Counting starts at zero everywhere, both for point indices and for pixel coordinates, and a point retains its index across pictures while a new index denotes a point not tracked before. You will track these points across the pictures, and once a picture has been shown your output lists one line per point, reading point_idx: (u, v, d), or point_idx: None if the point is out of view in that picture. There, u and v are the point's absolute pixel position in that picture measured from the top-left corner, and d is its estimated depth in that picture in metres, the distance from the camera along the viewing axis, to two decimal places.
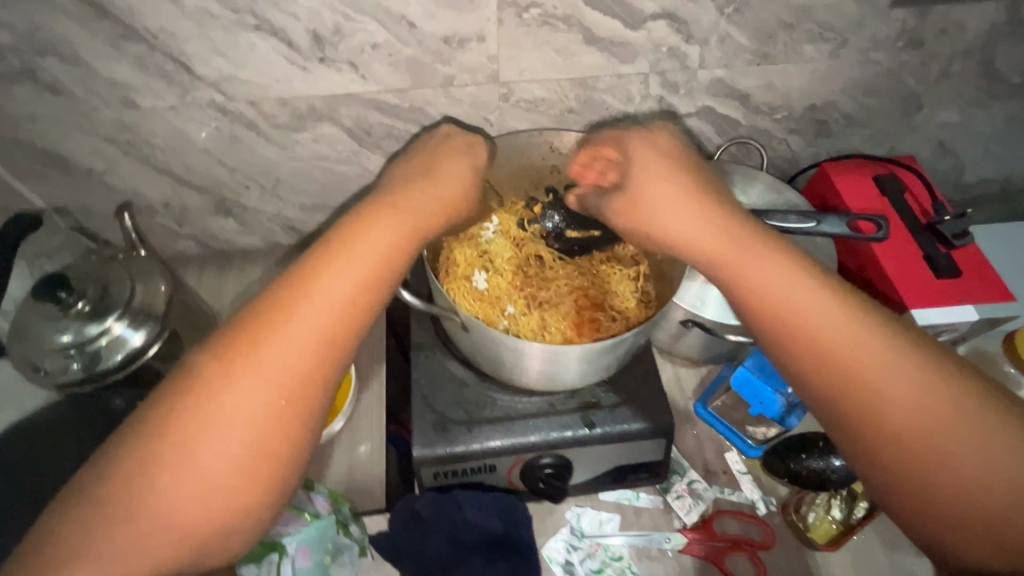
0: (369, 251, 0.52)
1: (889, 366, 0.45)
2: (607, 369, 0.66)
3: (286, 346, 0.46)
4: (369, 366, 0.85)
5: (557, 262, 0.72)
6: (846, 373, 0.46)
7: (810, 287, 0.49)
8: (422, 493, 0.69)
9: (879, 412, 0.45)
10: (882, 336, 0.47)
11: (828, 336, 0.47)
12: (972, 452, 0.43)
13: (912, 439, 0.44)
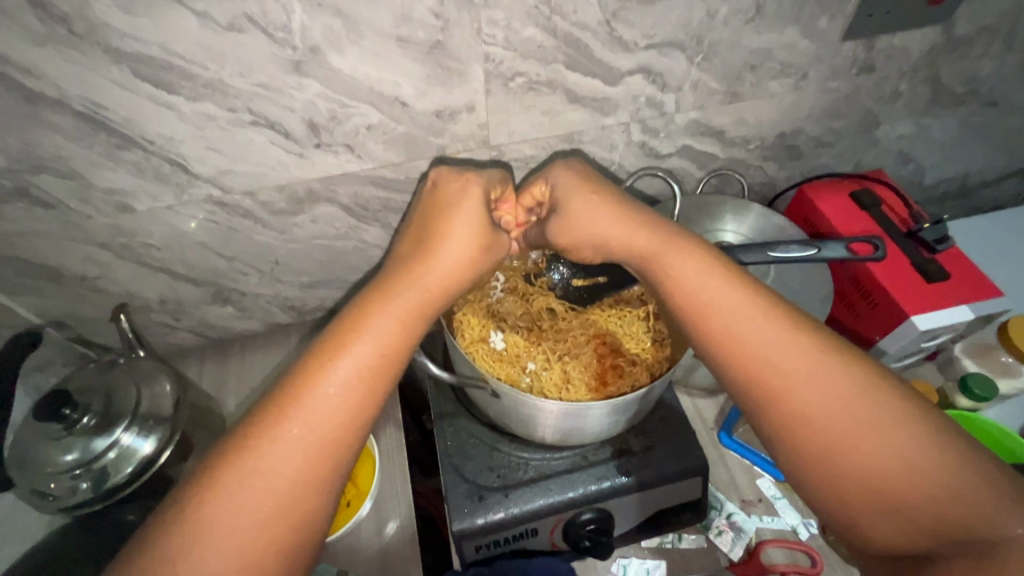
0: (365, 341, 0.50)
1: (870, 413, 0.45)
2: (635, 414, 0.66)
3: (282, 455, 0.44)
4: (387, 438, 0.83)
5: (569, 311, 0.72)
6: (834, 418, 0.45)
7: (777, 333, 0.49)
8: (464, 569, 0.65)
9: (855, 465, 0.44)
10: (858, 381, 0.46)
11: (796, 387, 0.47)
12: (948, 503, 0.42)
13: (897, 493, 0.43)
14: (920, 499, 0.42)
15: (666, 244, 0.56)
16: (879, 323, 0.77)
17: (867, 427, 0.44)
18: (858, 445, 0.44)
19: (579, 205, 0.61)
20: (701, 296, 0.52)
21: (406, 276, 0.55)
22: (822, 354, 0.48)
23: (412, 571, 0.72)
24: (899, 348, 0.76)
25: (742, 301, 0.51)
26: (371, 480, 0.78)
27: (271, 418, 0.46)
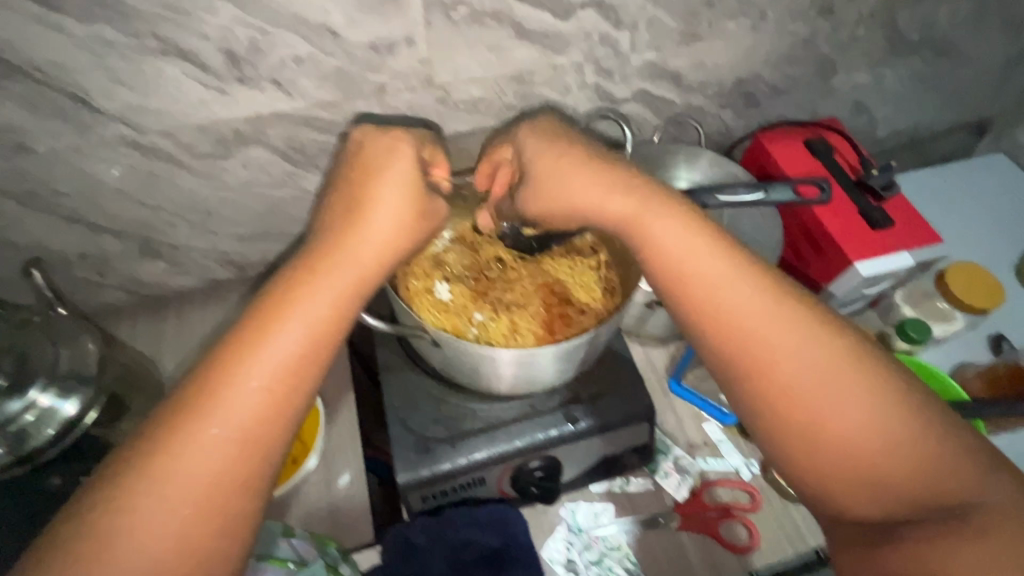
0: (314, 312, 0.47)
1: (844, 381, 0.44)
2: (582, 363, 0.66)
3: (225, 432, 0.42)
4: (336, 396, 0.81)
5: (518, 261, 0.70)
6: (804, 391, 0.44)
7: (751, 297, 0.48)
8: (412, 520, 0.65)
9: (828, 439, 0.43)
10: (826, 353, 0.45)
11: (768, 352, 0.46)
12: (913, 470, 0.42)
13: (868, 473, 0.42)
14: (891, 468, 0.42)
15: (627, 207, 0.52)
16: (825, 271, 0.79)
17: (833, 399, 0.44)
18: (830, 412, 0.43)
19: (567, 149, 0.55)
20: (672, 270, 0.50)
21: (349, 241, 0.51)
22: (797, 320, 0.46)
23: (362, 525, 0.71)
24: (842, 295, 0.78)
25: (705, 271, 0.49)
26: (315, 434, 0.75)
27: (212, 393, 0.43)
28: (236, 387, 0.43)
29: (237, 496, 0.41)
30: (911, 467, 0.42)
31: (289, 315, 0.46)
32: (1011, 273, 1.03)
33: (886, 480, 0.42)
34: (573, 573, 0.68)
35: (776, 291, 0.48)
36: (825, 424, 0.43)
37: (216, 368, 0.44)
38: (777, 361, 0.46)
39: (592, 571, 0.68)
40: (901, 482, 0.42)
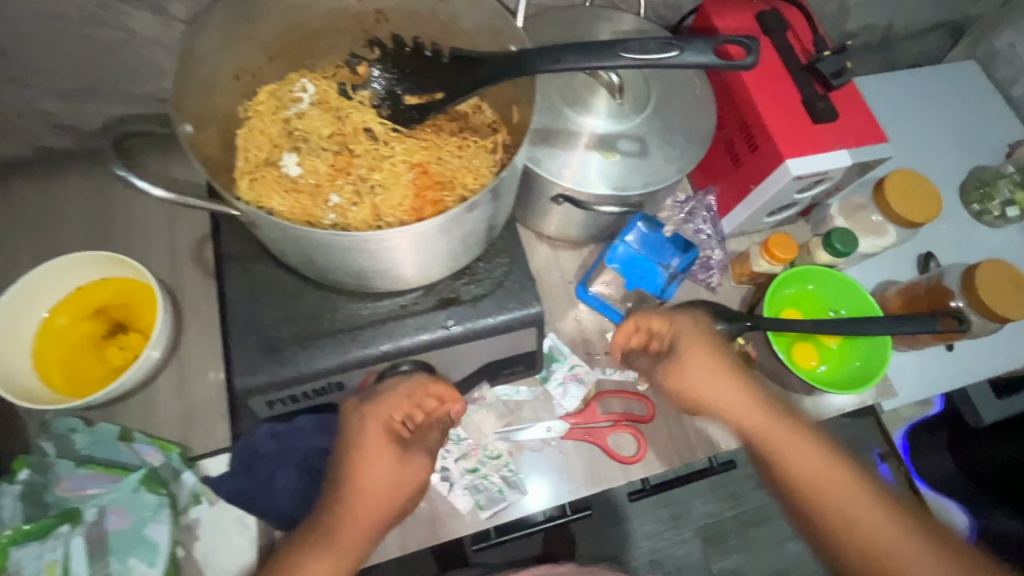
0: (383, 457, 0.53)
1: (831, 470, 0.55)
2: (459, 258, 0.54)
3: (329, 565, 0.49)
4: (195, 290, 0.71)
5: (392, 134, 0.57)
6: (845, 536, 0.53)
7: (738, 372, 0.61)
8: (259, 426, 0.58)
9: (830, 523, 0.54)
10: (834, 475, 0.55)
11: (773, 448, 0.57)
12: (881, 535, 0.52)
13: (843, 529, 0.53)
14: (838, 512, 0.54)
15: (728, 366, 0.61)
16: (757, 170, 0.69)
17: (860, 526, 0.53)
18: (795, 451, 0.56)
19: (699, 352, 0.62)
20: (764, 422, 0.59)
21: (378, 454, 0.53)
22: (774, 418, 0.59)
23: (216, 428, 0.64)
24: (772, 198, 0.70)
25: (792, 428, 0.58)
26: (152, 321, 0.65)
27: (342, 532, 0.51)
28: (376, 464, 0.53)
29: (330, 534, 0.51)
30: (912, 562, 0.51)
31: (377, 460, 0.52)
32: (955, 192, 0.98)
33: (850, 545, 0.53)
34: (446, 480, 0.64)
35: (819, 438, 0.57)
36: (841, 535, 0.53)
37: (335, 510, 0.51)
38: (813, 485, 0.55)
39: (466, 479, 0.64)
40: (855, 541, 0.53)
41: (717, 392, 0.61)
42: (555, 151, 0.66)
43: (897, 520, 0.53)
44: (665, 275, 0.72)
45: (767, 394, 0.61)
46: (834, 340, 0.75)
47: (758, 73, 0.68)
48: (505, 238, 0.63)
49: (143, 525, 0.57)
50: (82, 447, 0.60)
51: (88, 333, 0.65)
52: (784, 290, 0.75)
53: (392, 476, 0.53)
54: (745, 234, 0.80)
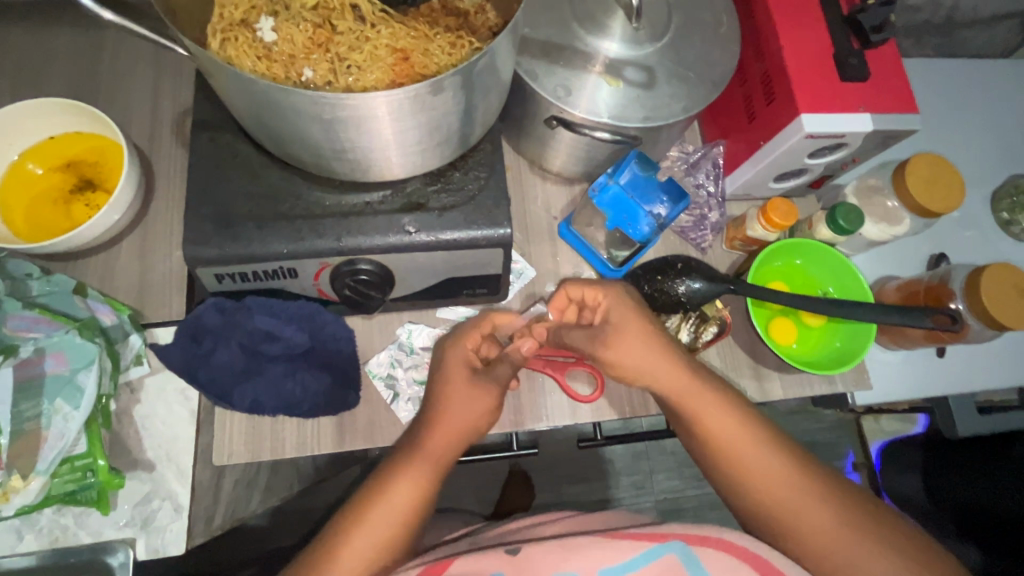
0: (487, 395, 0.57)
1: (743, 442, 0.53)
2: (428, 155, 0.52)
3: (411, 492, 0.53)
4: (170, 161, 0.69)
5: (379, 16, 0.53)
6: (730, 463, 0.53)
7: (667, 345, 0.57)
8: (207, 299, 0.57)
9: (725, 455, 0.53)
10: (723, 403, 0.55)
11: (694, 414, 0.55)
12: (775, 473, 0.52)
13: (736, 458, 0.53)
14: (746, 467, 0.52)
15: (621, 306, 0.57)
16: (769, 125, 0.65)
17: (745, 456, 0.53)
18: (714, 417, 0.54)
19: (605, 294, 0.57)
20: (640, 350, 0.56)
21: (466, 387, 0.57)
22: (695, 385, 0.55)
23: (171, 300, 0.64)
24: (779, 158, 0.65)
25: (671, 354, 0.56)
26: (117, 177, 0.64)
27: (399, 481, 0.53)
28: (482, 404, 0.57)
29: (404, 496, 0.52)
30: (793, 499, 0.51)
31: (479, 403, 0.57)
32: (986, 197, 0.91)
33: (746, 478, 0.52)
34: (392, 389, 0.63)
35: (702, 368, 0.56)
36: (732, 468, 0.53)
37: (395, 462, 0.55)
38: (701, 416, 0.54)
39: (412, 390, 0.64)
40: (752, 474, 0.52)
41: (610, 332, 0.57)
42: (556, 68, 0.61)
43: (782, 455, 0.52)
44: (652, 223, 0.69)
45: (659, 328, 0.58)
46: (815, 319, 0.71)
47: (790, 18, 0.63)
48: (486, 153, 0.60)
49: (75, 372, 0.54)
50: (37, 294, 0.58)
51: (55, 185, 0.64)
52: (770, 261, 0.71)
53: (468, 402, 0.56)
54: (747, 198, 0.76)
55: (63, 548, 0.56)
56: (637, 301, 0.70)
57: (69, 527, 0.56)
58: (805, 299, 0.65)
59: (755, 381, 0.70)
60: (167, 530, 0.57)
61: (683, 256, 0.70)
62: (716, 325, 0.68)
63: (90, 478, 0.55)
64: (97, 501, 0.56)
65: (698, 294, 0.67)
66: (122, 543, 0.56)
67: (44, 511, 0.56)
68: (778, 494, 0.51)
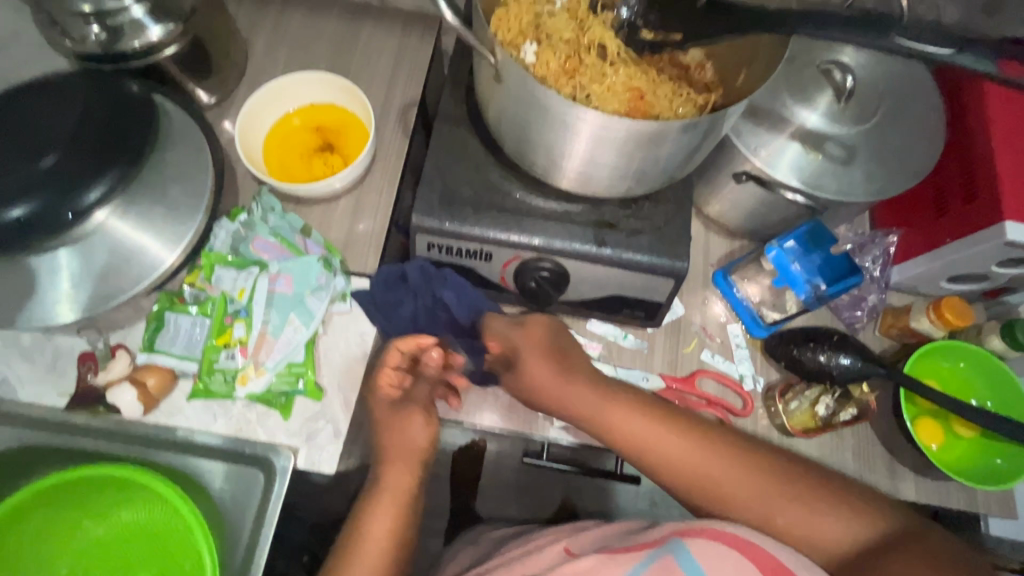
0: (416, 415, 0.66)
1: (769, 495, 0.53)
2: (640, 182, 0.58)
3: (388, 516, 0.60)
4: (390, 143, 0.81)
5: (621, 58, 0.62)
6: (728, 504, 0.54)
7: (563, 367, 0.61)
8: (413, 259, 0.65)
9: (717, 488, 0.54)
10: (678, 433, 0.56)
11: (716, 488, 0.54)
12: (752, 494, 0.53)
13: (722, 493, 0.54)
14: (724, 488, 0.54)
15: (564, 375, 0.60)
16: (964, 224, 0.64)
17: (726, 491, 0.54)
18: (675, 446, 0.56)
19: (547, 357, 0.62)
20: (594, 405, 0.59)
21: (387, 411, 0.66)
22: (658, 420, 0.57)
23: (369, 257, 0.74)
24: (967, 259, 0.65)
25: (619, 406, 0.58)
26: (356, 149, 0.76)
27: (375, 518, 0.60)
28: (414, 418, 0.66)
29: (393, 510, 0.61)
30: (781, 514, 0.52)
31: (405, 420, 0.65)
32: None
33: (744, 510, 0.53)
34: None
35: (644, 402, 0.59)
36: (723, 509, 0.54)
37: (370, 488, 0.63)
38: (668, 458, 0.56)
39: None
40: (740, 501, 0.54)
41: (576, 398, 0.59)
42: (760, 130, 0.66)
43: (751, 468, 0.54)
44: (812, 291, 0.70)
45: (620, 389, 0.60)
46: (967, 430, 0.68)
47: (1009, 126, 0.63)
48: (677, 192, 0.65)
49: (308, 296, 0.66)
50: (270, 225, 0.71)
51: (304, 142, 0.77)
52: (931, 357, 0.70)
53: (562, 397, 0.60)
54: (911, 291, 0.75)
55: (245, 438, 0.65)
56: (782, 362, 0.71)
57: (252, 423, 0.65)
58: (965, 405, 0.63)
59: (888, 474, 0.68)
60: (325, 450, 0.65)
61: (836, 330, 0.71)
62: (856, 408, 0.68)
63: (297, 384, 0.66)
64: (284, 406, 0.65)
65: (847, 370, 0.67)
66: (289, 450, 0.64)
67: (238, 401, 0.66)
68: (767, 510, 0.53)
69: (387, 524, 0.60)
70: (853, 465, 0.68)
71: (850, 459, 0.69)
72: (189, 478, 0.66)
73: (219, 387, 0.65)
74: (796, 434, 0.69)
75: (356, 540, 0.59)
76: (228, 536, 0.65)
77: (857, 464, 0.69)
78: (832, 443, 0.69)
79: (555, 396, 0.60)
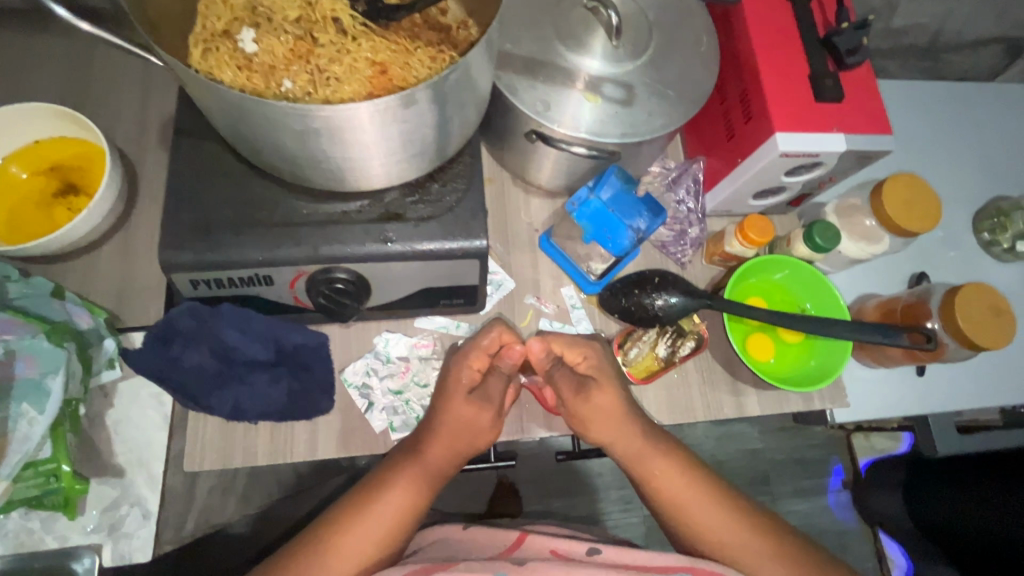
0: (486, 413, 0.59)
1: (695, 494, 0.59)
2: (405, 167, 0.52)
3: (396, 511, 0.56)
4: (154, 167, 0.70)
5: (359, 29, 0.55)
6: (673, 507, 0.59)
7: (624, 397, 0.61)
8: (181, 302, 0.57)
9: (665, 492, 0.60)
10: (640, 433, 0.61)
11: (647, 470, 0.60)
12: (695, 498, 0.59)
13: (671, 498, 0.59)
14: (671, 492, 0.59)
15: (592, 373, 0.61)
16: (747, 142, 0.65)
17: (673, 493, 0.59)
18: (663, 475, 0.60)
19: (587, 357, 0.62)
20: (597, 404, 0.60)
21: (464, 410, 0.58)
22: (645, 443, 0.60)
23: (149, 305, 0.64)
24: (757, 175, 0.66)
25: (586, 398, 0.60)
26: (101, 183, 0.64)
27: (390, 496, 0.57)
28: (482, 419, 0.59)
29: (401, 517, 0.56)
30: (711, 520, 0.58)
31: (475, 416, 0.58)
32: (967, 217, 0.92)
33: (686, 513, 0.59)
34: (367, 398, 0.63)
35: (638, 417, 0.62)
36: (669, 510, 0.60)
37: (392, 472, 0.58)
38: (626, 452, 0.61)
39: (387, 399, 0.63)
40: (681, 506, 0.59)
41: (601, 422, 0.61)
42: (536, 83, 0.62)
43: (693, 478, 0.60)
44: (632, 237, 0.69)
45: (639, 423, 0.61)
46: (792, 335, 0.72)
47: (767, 38, 0.64)
48: (466, 165, 0.60)
49: (45, 376, 0.54)
50: (14, 296, 0.58)
51: (36, 190, 0.64)
52: (749, 277, 0.72)
53: (591, 411, 0.60)
54: (728, 215, 0.76)
55: (27, 553, 0.55)
56: (617, 314, 0.70)
57: (35, 532, 0.55)
58: (780, 316, 0.66)
59: (733, 396, 0.70)
60: (136, 537, 0.57)
61: (660, 270, 0.71)
62: (693, 338, 0.69)
63: (53, 483, 0.54)
64: (65, 506, 0.55)
65: (674, 309, 0.67)
66: (88, 550, 0.55)
67: (11, 514, 0.55)
68: (703, 519, 0.58)
69: (385, 526, 0.56)
70: (700, 397, 0.70)
71: (696, 391, 0.70)
72: None
73: None
74: (640, 383, 0.69)
75: (352, 531, 0.55)
76: None
77: (704, 393, 0.70)
78: (678, 380, 0.70)
79: (580, 408, 0.60)
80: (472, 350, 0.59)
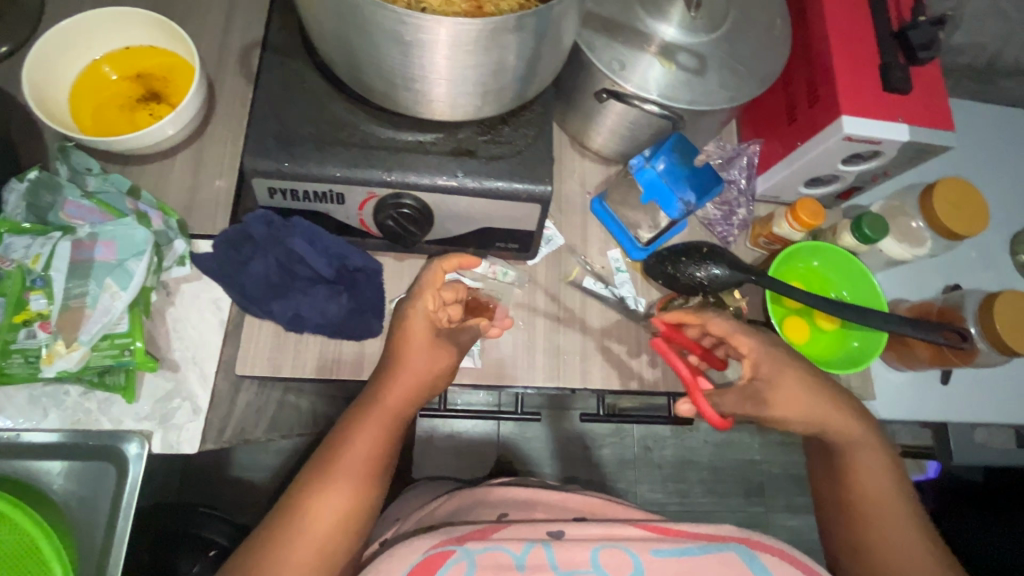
0: (447, 350, 0.57)
1: (876, 489, 0.56)
2: (488, 100, 0.54)
3: (376, 436, 0.54)
4: (231, 87, 0.72)
5: None
6: (851, 501, 0.57)
7: (814, 391, 0.56)
8: (256, 209, 0.60)
9: (854, 490, 0.57)
10: (847, 424, 0.56)
11: (852, 473, 0.57)
12: (871, 494, 0.56)
13: (854, 492, 0.57)
14: (861, 484, 0.57)
15: (786, 368, 0.56)
16: (810, 126, 0.67)
17: (862, 493, 0.56)
18: (872, 478, 0.56)
19: (768, 355, 0.56)
20: (796, 394, 0.55)
21: (419, 346, 0.55)
22: (849, 437, 0.57)
23: (216, 216, 0.66)
24: (816, 159, 0.67)
25: (790, 393, 0.55)
26: (185, 94, 0.66)
27: (363, 429, 0.54)
28: (440, 352, 0.57)
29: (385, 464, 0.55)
30: (870, 512, 0.56)
31: (436, 354, 0.56)
32: (1005, 239, 0.93)
33: (858, 503, 0.57)
34: None
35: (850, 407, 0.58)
36: (848, 500, 0.57)
37: (356, 412, 0.55)
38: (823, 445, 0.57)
39: None
40: (860, 497, 0.56)
41: (792, 412, 0.55)
42: (614, 44, 0.64)
43: (889, 475, 0.57)
44: (683, 209, 0.70)
45: (834, 398, 0.57)
46: (827, 321, 0.73)
47: (842, 25, 0.65)
48: (537, 113, 0.62)
49: (125, 260, 0.56)
50: (93, 189, 0.61)
51: (122, 93, 0.66)
52: (791, 260, 0.73)
53: (805, 404, 0.55)
54: (775, 201, 0.78)
55: (83, 430, 0.58)
56: (660, 280, 0.72)
57: (91, 412, 0.58)
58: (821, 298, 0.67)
59: None
60: (184, 429, 0.59)
61: (708, 243, 0.72)
62: (732, 312, 0.71)
63: (126, 357, 0.57)
64: (124, 388, 0.58)
65: (718, 280, 0.68)
66: (136, 435, 0.58)
67: (72, 391, 0.58)
68: (876, 511, 0.56)
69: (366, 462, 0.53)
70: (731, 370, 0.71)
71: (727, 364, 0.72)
72: (20, 483, 0.57)
73: (20, 371, 0.54)
74: None
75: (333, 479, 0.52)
76: (83, 540, 0.58)
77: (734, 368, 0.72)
78: None
79: (782, 381, 0.55)
80: (426, 291, 0.56)
